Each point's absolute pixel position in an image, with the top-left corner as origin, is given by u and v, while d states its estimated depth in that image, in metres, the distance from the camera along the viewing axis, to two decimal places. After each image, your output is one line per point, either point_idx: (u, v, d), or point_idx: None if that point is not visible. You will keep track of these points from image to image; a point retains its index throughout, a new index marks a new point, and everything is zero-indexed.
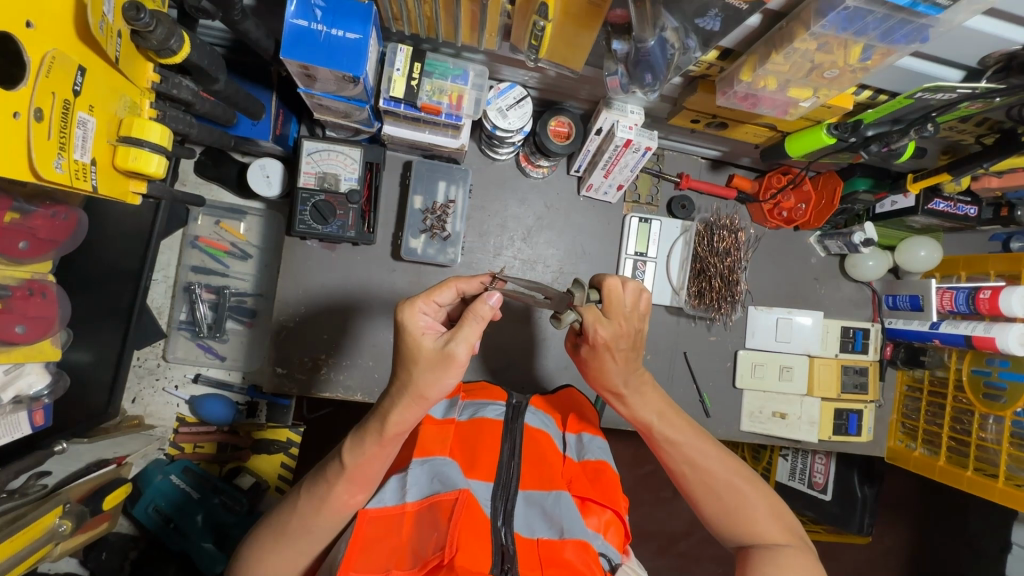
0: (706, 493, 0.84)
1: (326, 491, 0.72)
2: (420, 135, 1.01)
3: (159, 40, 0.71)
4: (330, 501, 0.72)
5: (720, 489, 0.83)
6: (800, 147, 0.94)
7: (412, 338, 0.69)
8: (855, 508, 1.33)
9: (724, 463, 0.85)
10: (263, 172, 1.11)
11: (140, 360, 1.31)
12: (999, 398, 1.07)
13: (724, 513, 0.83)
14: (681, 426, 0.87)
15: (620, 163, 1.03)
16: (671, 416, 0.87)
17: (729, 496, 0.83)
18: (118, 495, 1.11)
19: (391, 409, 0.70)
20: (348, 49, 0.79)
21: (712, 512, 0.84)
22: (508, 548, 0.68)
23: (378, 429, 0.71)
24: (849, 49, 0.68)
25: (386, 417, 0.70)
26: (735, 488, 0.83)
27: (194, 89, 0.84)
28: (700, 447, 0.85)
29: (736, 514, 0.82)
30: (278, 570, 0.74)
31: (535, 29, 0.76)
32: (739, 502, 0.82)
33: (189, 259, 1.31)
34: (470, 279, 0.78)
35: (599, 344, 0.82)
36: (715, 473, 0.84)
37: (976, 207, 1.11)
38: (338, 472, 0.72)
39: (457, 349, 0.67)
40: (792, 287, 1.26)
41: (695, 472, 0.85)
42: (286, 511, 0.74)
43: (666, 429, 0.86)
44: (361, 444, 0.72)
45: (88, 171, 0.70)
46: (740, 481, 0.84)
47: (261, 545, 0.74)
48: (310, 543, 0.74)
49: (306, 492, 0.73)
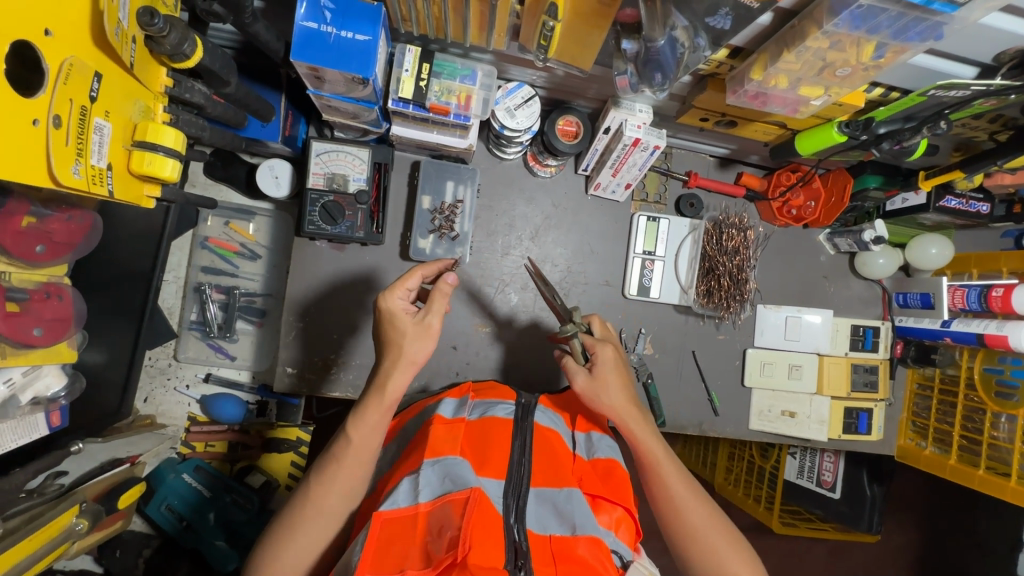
0: (689, 536, 0.82)
1: (337, 472, 0.77)
2: (429, 136, 1.02)
3: (172, 45, 0.71)
4: (338, 483, 0.77)
5: (704, 534, 0.82)
6: (810, 146, 0.93)
7: (394, 318, 0.82)
8: (865, 508, 1.34)
9: (711, 516, 0.83)
10: (272, 172, 1.12)
11: (151, 360, 1.32)
12: (1011, 397, 1.06)
13: (700, 560, 0.81)
14: (675, 469, 0.85)
15: (628, 162, 1.03)
16: (667, 458, 0.86)
17: (709, 544, 0.81)
18: (133, 494, 1.11)
19: (389, 377, 0.79)
20: (358, 52, 0.79)
21: (692, 554, 0.82)
22: (521, 544, 0.68)
23: (378, 398, 0.79)
24: (862, 48, 0.68)
25: (385, 386, 0.79)
26: (719, 532, 0.82)
27: (205, 93, 0.84)
28: (690, 495, 0.84)
29: (716, 556, 0.80)
30: (296, 565, 0.76)
31: (544, 29, 0.76)
32: (722, 545, 0.81)
33: (199, 259, 1.32)
34: (431, 264, 0.90)
35: (607, 361, 0.88)
36: (701, 524, 0.82)
37: (989, 205, 1.09)
38: (347, 451, 0.78)
39: (433, 320, 0.81)
40: (801, 285, 1.26)
41: (681, 514, 0.83)
42: (300, 498, 0.77)
43: (658, 470, 0.85)
44: (364, 417, 0.78)
45: (104, 176, 0.71)
46: (723, 537, 0.82)
47: (280, 540, 0.76)
48: (329, 530, 0.77)
49: (327, 474, 0.77)
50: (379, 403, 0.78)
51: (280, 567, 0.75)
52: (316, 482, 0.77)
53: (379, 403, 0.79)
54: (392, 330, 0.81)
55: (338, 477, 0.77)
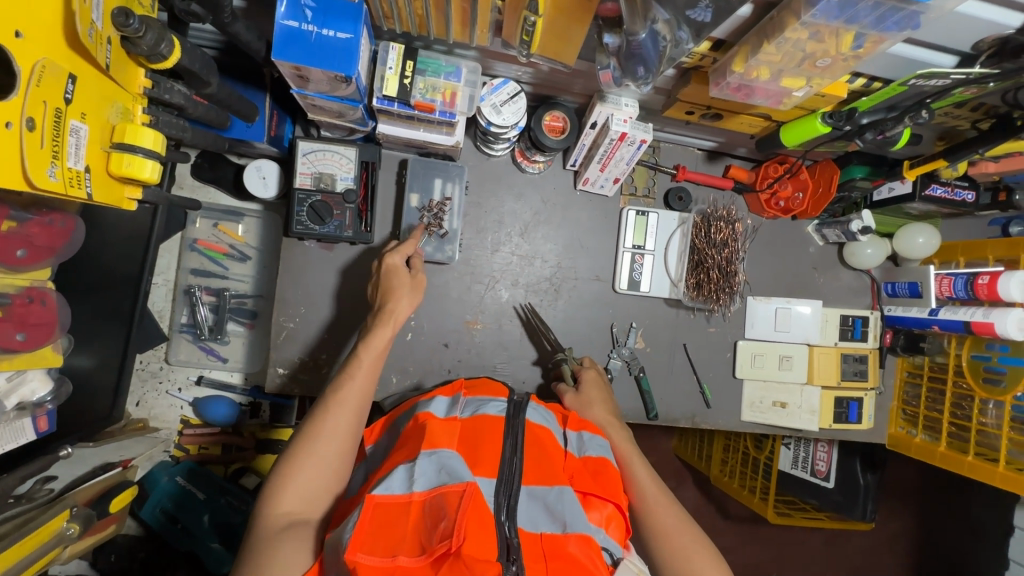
0: (657, 536, 0.84)
1: (350, 388, 0.83)
2: (415, 133, 1.02)
3: (148, 46, 0.70)
4: (352, 397, 0.83)
5: (671, 534, 0.84)
6: (794, 137, 0.93)
7: (398, 270, 0.96)
8: (859, 496, 1.35)
9: (681, 518, 0.86)
10: (259, 173, 1.12)
11: (142, 364, 1.32)
12: (999, 383, 1.07)
13: (670, 561, 0.82)
14: (646, 471, 0.91)
15: (615, 156, 1.03)
16: (639, 460, 0.93)
17: (678, 544, 0.82)
18: (124, 498, 1.11)
19: (395, 306, 0.92)
20: (339, 50, 0.78)
21: (661, 555, 0.83)
22: (512, 541, 0.68)
23: (383, 320, 0.90)
24: (840, 38, 0.68)
25: (390, 310, 0.91)
26: (686, 532, 0.83)
27: (186, 94, 0.84)
28: (660, 497, 0.88)
29: (683, 556, 0.81)
30: (312, 485, 0.76)
31: (526, 24, 0.76)
32: (689, 546, 0.82)
33: (188, 261, 1.31)
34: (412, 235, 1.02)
35: (589, 380, 1.07)
36: (671, 524, 0.84)
37: (974, 192, 1.10)
38: (358, 367, 0.86)
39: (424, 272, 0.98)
40: (790, 276, 1.27)
41: (651, 513, 0.86)
42: (316, 418, 0.80)
43: (630, 470, 0.91)
44: (371, 337, 0.88)
45: (82, 178, 0.70)
46: (693, 538, 0.83)
47: (296, 463, 0.77)
48: (343, 449, 0.80)
49: (342, 391, 0.83)
50: (385, 324, 0.90)
51: (298, 486, 0.75)
52: (332, 399, 0.82)
53: (385, 325, 0.90)
54: (393, 279, 0.94)
55: (352, 391, 0.83)
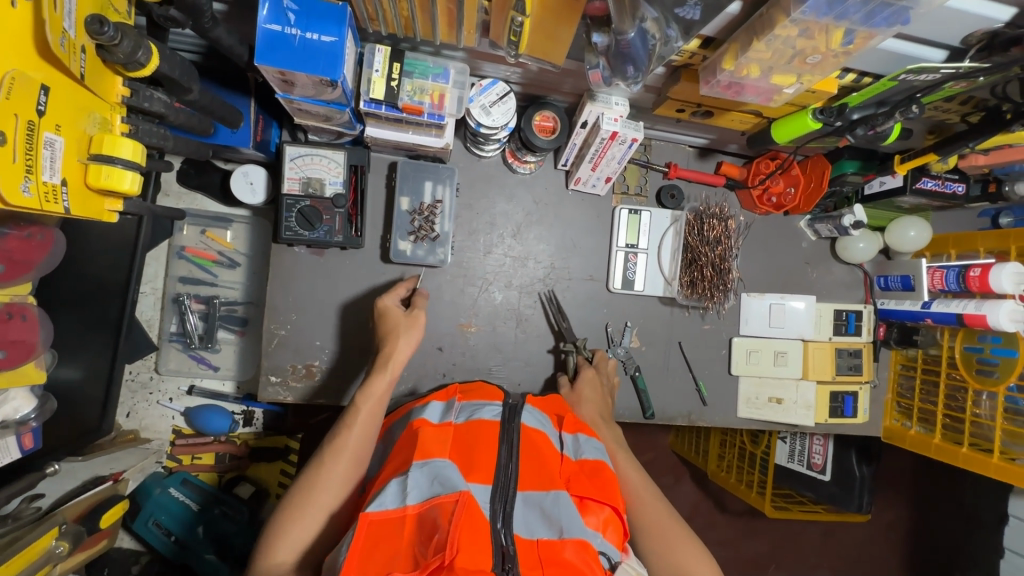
0: (644, 529, 0.87)
1: (348, 436, 0.83)
2: (404, 136, 1.00)
3: (125, 53, 0.69)
4: (350, 446, 0.82)
5: (657, 526, 0.86)
6: (786, 134, 0.93)
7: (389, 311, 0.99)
8: (854, 489, 1.38)
9: (665, 512, 0.88)
10: (246, 179, 1.11)
11: (132, 374, 1.30)
12: (991, 374, 1.07)
13: (656, 554, 0.84)
14: (632, 469, 0.94)
15: (606, 155, 1.03)
16: (625, 459, 0.96)
17: (663, 537, 0.85)
18: (116, 513, 1.09)
19: (393, 351, 0.93)
20: (324, 53, 0.77)
21: (647, 547, 0.85)
22: (508, 549, 0.67)
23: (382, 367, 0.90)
24: (831, 34, 0.67)
25: (389, 357, 0.92)
26: (671, 526, 0.86)
27: (166, 101, 0.82)
28: (645, 493, 0.91)
29: (668, 548, 0.84)
30: (307, 537, 0.76)
31: (513, 25, 0.75)
32: (674, 538, 0.84)
33: (176, 269, 1.29)
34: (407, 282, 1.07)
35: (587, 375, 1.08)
36: (656, 519, 0.87)
37: (964, 184, 1.10)
38: (357, 415, 0.85)
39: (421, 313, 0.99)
40: (783, 272, 1.27)
41: (637, 510, 0.89)
42: (313, 469, 0.80)
43: (617, 470, 0.95)
44: (370, 386, 0.88)
45: (59, 192, 0.69)
46: (677, 531, 0.85)
47: (292, 516, 0.76)
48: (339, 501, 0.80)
49: (340, 442, 0.82)
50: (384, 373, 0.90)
51: (292, 539, 0.75)
52: (331, 449, 0.82)
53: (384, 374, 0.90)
54: (386, 321, 0.98)
55: (349, 439, 0.83)
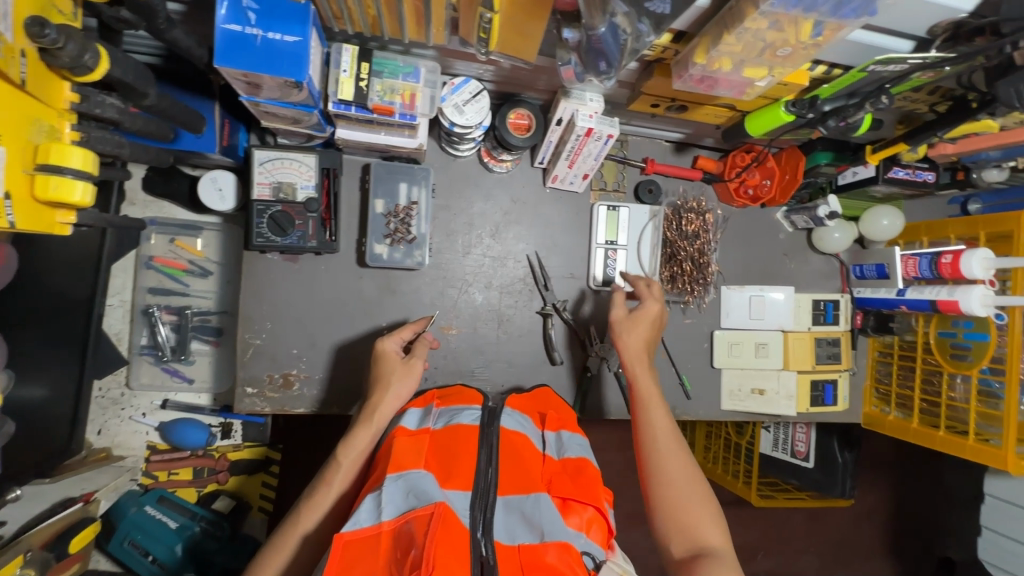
0: (662, 484, 0.81)
1: (326, 495, 0.81)
2: (377, 137, 0.98)
3: (70, 57, 0.65)
4: (328, 501, 0.80)
5: (678, 484, 0.81)
6: (760, 126, 0.93)
7: (385, 354, 0.94)
8: (837, 474, 1.38)
9: (687, 468, 0.83)
10: (215, 185, 1.08)
11: (102, 391, 1.25)
12: (966, 358, 1.09)
13: (670, 504, 0.80)
14: (663, 417, 0.89)
15: (582, 152, 1.02)
16: (658, 403, 0.90)
17: (680, 491, 0.80)
18: (86, 536, 1.06)
19: (379, 404, 0.87)
20: (287, 54, 0.75)
21: (662, 502, 0.80)
22: (487, 559, 0.66)
23: (367, 421, 0.86)
24: (800, 27, 0.67)
25: (375, 409, 0.87)
26: (692, 489, 0.80)
27: (120, 106, 0.79)
28: (672, 443, 0.86)
29: (682, 509, 0.79)
30: None
31: (482, 21, 0.73)
32: (692, 502, 0.79)
33: (145, 280, 1.25)
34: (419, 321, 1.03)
35: (652, 308, 1.01)
36: (676, 471, 0.82)
37: (933, 173, 1.12)
38: (336, 472, 0.82)
39: (417, 360, 0.94)
40: (762, 264, 1.28)
41: (659, 458, 0.84)
42: (289, 524, 0.79)
43: (647, 413, 0.90)
44: (353, 440, 0.84)
45: (4, 206, 0.65)
46: (695, 489, 0.81)
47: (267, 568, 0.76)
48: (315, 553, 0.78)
49: (317, 496, 0.80)
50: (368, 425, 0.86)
51: None
52: (308, 502, 0.80)
53: (369, 425, 0.86)
54: (383, 366, 0.93)
55: (326, 498, 0.80)
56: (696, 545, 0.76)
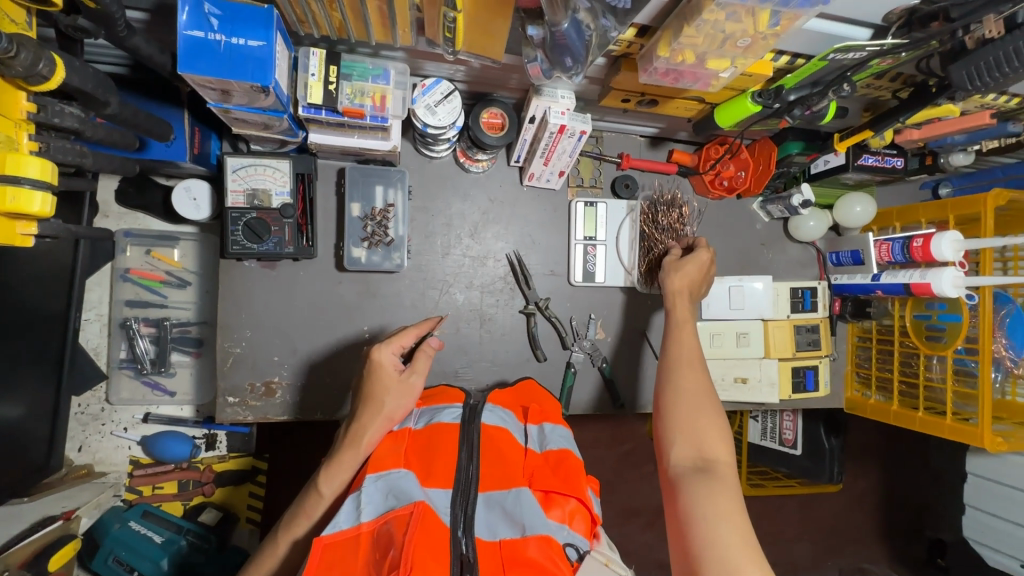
0: (677, 396, 0.81)
1: (304, 527, 0.78)
2: (350, 141, 0.98)
3: (25, 66, 0.64)
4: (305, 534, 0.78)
5: (693, 400, 0.80)
6: (728, 118, 0.94)
7: (379, 372, 0.85)
8: (825, 458, 1.37)
9: (703, 389, 0.82)
10: (189, 194, 1.07)
11: (82, 407, 1.24)
12: (941, 339, 1.10)
13: (680, 416, 0.79)
14: (691, 340, 0.88)
15: (557, 149, 1.03)
16: (689, 328, 0.90)
17: (691, 404, 0.80)
18: (67, 553, 1.04)
19: (365, 431, 0.80)
20: (252, 58, 0.74)
21: (674, 411, 0.80)
22: (467, 556, 0.67)
23: (353, 453, 0.79)
24: (757, 16, 0.68)
25: (361, 440, 0.80)
26: (705, 407, 0.80)
27: (80, 116, 0.78)
28: (693, 363, 0.85)
29: (691, 421, 0.78)
30: None
31: (446, 20, 0.74)
32: (703, 420, 0.78)
33: (121, 293, 1.24)
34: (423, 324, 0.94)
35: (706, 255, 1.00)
36: (693, 388, 0.81)
37: (902, 159, 1.13)
38: (316, 505, 0.78)
39: (415, 379, 0.86)
40: (741, 255, 1.30)
41: (678, 371, 0.84)
42: (269, 549, 0.79)
43: (677, 336, 0.89)
44: (337, 473, 0.79)
45: None
46: (708, 409, 0.79)
47: None
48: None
49: (293, 530, 0.78)
50: (353, 455, 0.79)
51: None
52: (286, 536, 0.78)
53: (354, 455, 0.79)
54: (376, 382, 0.84)
55: (303, 530, 0.78)
56: (698, 454, 0.75)
